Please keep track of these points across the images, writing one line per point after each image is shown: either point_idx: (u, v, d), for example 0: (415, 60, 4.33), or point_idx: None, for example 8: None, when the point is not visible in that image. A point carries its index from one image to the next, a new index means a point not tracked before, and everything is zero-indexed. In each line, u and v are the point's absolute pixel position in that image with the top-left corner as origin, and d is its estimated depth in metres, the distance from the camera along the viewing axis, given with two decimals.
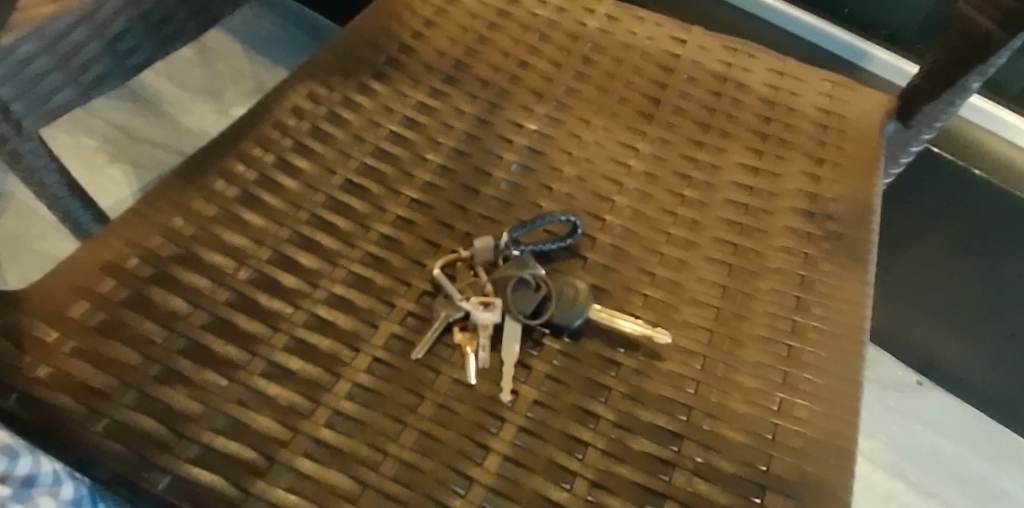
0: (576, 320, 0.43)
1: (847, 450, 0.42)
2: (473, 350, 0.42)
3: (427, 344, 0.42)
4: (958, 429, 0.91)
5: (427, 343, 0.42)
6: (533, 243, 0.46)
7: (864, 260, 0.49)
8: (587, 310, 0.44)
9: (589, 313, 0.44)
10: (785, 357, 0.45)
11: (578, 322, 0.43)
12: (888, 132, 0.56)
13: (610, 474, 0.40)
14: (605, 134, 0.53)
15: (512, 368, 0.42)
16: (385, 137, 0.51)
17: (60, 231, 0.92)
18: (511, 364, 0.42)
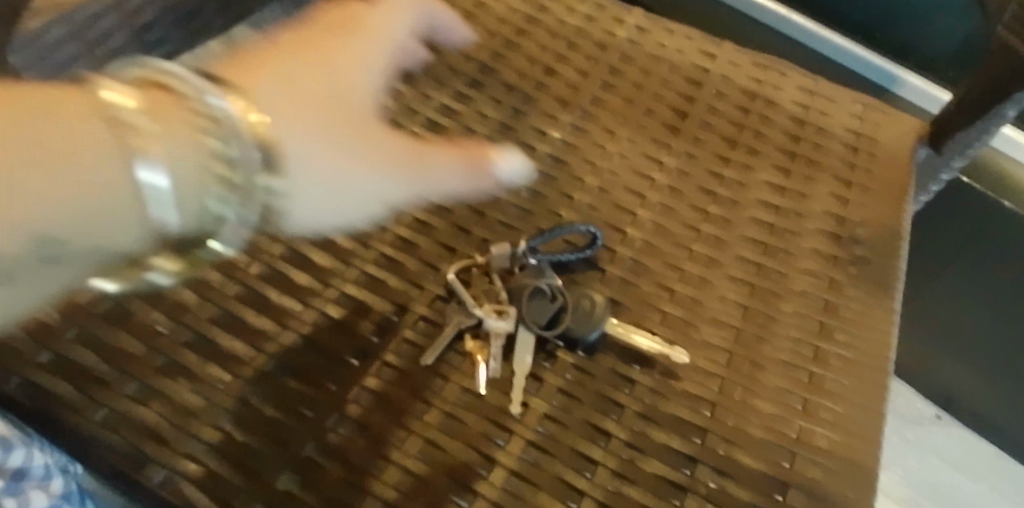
0: (587, 335, 0.42)
1: (867, 483, 0.40)
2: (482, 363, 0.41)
3: (435, 354, 0.41)
4: (975, 466, 0.88)
5: (436, 355, 0.41)
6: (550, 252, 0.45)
7: (891, 288, 0.47)
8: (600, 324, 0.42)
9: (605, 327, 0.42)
10: (807, 383, 0.43)
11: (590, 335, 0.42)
12: (919, 157, 0.55)
13: (619, 495, 0.38)
14: (630, 145, 0.52)
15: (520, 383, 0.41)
16: (406, 137, 0.50)
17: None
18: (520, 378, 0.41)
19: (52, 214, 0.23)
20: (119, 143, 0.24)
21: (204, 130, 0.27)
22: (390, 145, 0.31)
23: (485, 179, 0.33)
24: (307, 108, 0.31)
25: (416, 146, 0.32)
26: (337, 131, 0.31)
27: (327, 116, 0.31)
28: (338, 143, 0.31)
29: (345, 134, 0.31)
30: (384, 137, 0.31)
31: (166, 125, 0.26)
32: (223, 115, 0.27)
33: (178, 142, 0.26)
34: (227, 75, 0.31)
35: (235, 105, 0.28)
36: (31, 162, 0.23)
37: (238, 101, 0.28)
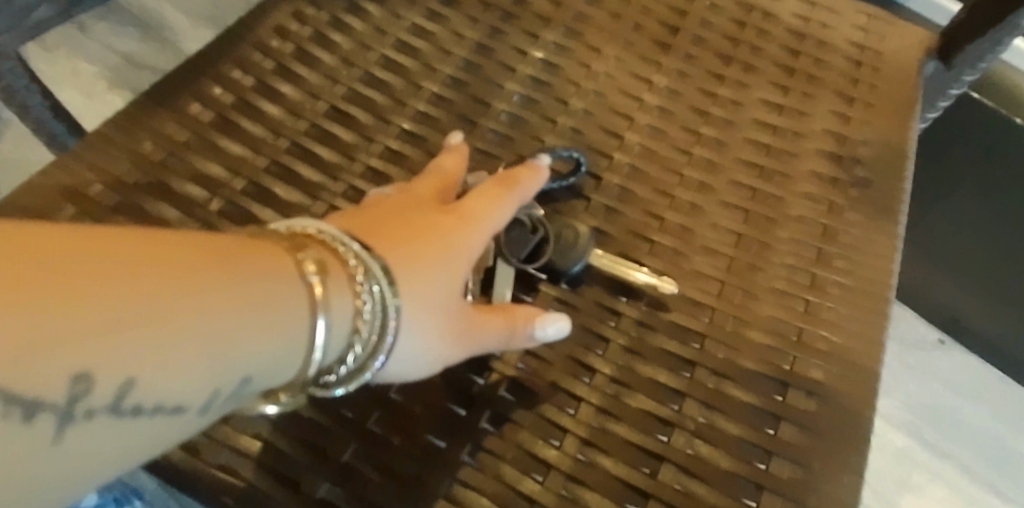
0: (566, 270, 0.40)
1: (863, 415, 0.39)
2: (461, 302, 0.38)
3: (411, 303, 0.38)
4: (979, 391, 0.84)
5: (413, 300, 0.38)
6: None
7: (894, 210, 0.45)
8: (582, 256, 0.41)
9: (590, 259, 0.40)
10: (802, 312, 0.41)
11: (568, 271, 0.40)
12: (927, 72, 0.51)
13: (603, 432, 0.37)
14: (617, 64, 0.49)
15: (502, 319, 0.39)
16: (376, 61, 0.47)
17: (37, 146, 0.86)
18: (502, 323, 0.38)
19: (157, 390, 0.22)
20: (244, 295, 0.24)
21: (319, 313, 0.27)
22: (474, 324, 0.34)
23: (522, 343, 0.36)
24: (432, 278, 0.32)
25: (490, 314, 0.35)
26: (435, 317, 0.32)
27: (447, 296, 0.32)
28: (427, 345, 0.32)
29: (430, 320, 0.32)
30: (462, 313, 0.33)
31: (278, 277, 0.26)
32: (358, 311, 0.29)
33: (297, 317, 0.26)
34: (391, 263, 0.30)
35: (360, 314, 0.29)
36: (180, 322, 0.22)
37: (373, 308, 0.29)
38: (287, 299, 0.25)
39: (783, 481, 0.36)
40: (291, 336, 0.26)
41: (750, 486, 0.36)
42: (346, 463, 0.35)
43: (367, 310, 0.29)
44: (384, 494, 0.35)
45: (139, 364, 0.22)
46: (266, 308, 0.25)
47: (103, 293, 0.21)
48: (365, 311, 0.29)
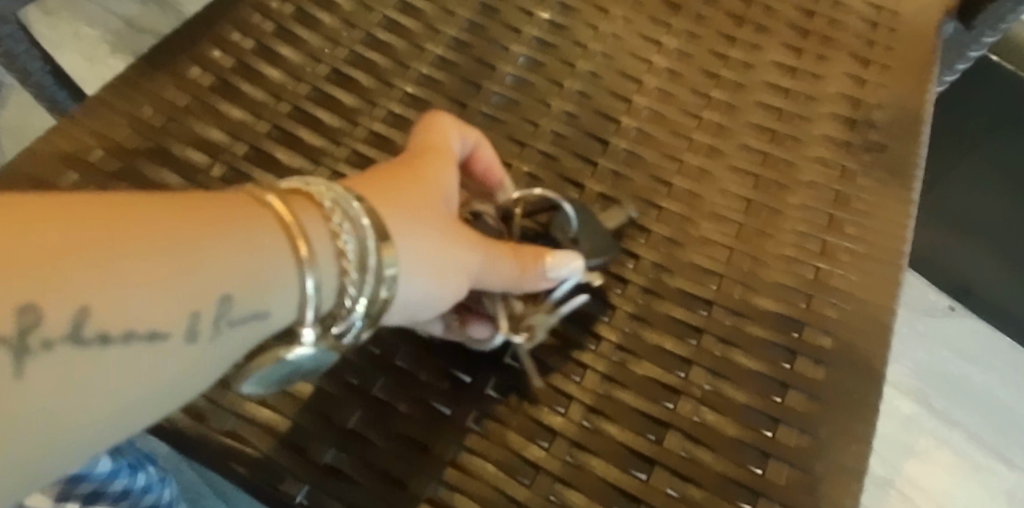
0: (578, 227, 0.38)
1: (871, 383, 0.38)
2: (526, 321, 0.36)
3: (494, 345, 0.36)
4: (987, 356, 0.83)
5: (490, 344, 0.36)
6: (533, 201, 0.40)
7: (908, 175, 0.44)
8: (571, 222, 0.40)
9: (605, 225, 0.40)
10: (811, 279, 0.40)
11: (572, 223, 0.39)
12: (946, 33, 0.50)
13: (610, 399, 0.37)
14: (625, 25, 0.47)
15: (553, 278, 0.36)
16: (378, 23, 0.46)
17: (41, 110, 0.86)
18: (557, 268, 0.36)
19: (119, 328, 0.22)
20: (207, 241, 0.23)
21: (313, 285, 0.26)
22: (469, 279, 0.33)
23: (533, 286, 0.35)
24: (427, 239, 0.31)
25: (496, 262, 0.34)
26: (428, 279, 0.31)
27: (440, 255, 0.31)
28: (418, 302, 0.31)
29: (420, 283, 0.31)
30: (461, 270, 0.32)
31: (249, 229, 0.24)
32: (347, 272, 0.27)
33: (277, 279, 0.25)
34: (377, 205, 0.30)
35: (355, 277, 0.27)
36: (136, 265, 0.22)
37: (371, 264, 0.27)
38: (262, 253, 0.24)
39: (790, 449, 0.36)
40: (271, 287, 0.25)
41: (756, 454, 0.36)
42: (351, 428, 0.35)
43: (364, 268, 0.27)
44: (389, 458, 0.34)
45: (94, 305, 0.21)
46: (239, 257, 0.24)
47: (55, 240, 0.21)
48: (354, 271, 0.27)
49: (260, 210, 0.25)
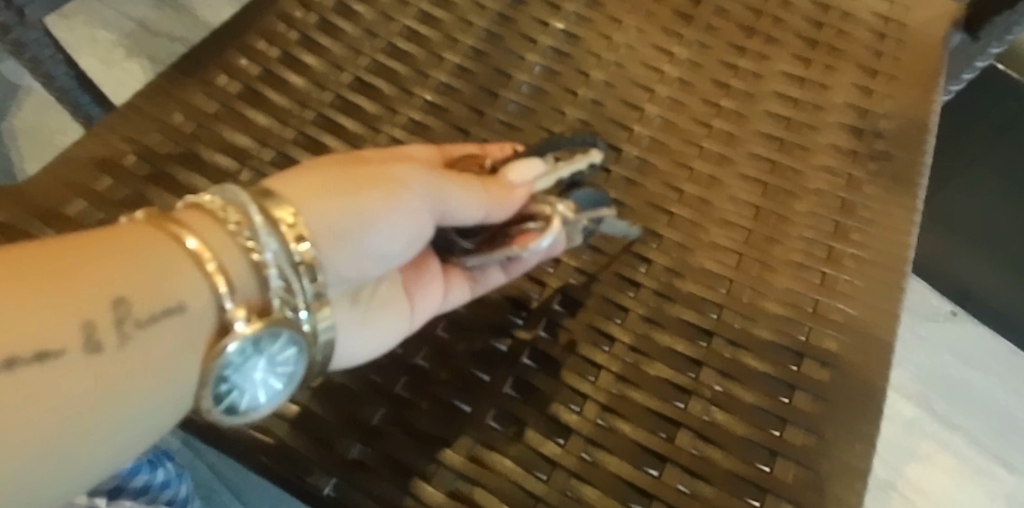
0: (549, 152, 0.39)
1: (876, 385, 0.39)
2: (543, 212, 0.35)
3: (540, 244, 0.34)
4: (989, 361, 0.84)
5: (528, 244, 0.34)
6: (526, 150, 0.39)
7: (912, 184, 0.45)
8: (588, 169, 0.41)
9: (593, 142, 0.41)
10: (818, 284, 0.42)
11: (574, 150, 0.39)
12: (952, 44, 0.51)
13: (623, 398, 0.38)
14: (638, 35, 0.49)
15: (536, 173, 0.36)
16: (398, 32, 0.47)
17: (59, 112, 0.87)
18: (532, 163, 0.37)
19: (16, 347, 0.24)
20: (90, 261, 0.26)
21: (221, 293, 0.28)
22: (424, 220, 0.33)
23: (519, 204, 0.35)
24: (344, 205, 0.31)
25: (444, 190, 0.33)
26: (367, 240, 0.32)
27: (367, 216, 0.31)
28: (373, 261, 0.33)
29: (364, 244, 0.32)
30: (407, 219, 0.32)
31: (138, 248, 0.27)
32: (277, 263, 0.29)
33: (189, 295, 0.27)
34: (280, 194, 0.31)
35: (279, 275, 0.29)
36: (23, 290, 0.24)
37: (292, 252, 0.29)
38: (173, 276, 0.27)
39: (797, 447, 0.37)
40: (170, 293, 0.27)
41: (764, 452, 0.37)
42: (375, 424, 0.36)
43: (292, 257, 0.29)
44: (411, 453, 0.36)
45: None
46: (135, 278, 0.26)
47: None
48: (279, 263, 0.29)
49: (161, 234, 0.28)
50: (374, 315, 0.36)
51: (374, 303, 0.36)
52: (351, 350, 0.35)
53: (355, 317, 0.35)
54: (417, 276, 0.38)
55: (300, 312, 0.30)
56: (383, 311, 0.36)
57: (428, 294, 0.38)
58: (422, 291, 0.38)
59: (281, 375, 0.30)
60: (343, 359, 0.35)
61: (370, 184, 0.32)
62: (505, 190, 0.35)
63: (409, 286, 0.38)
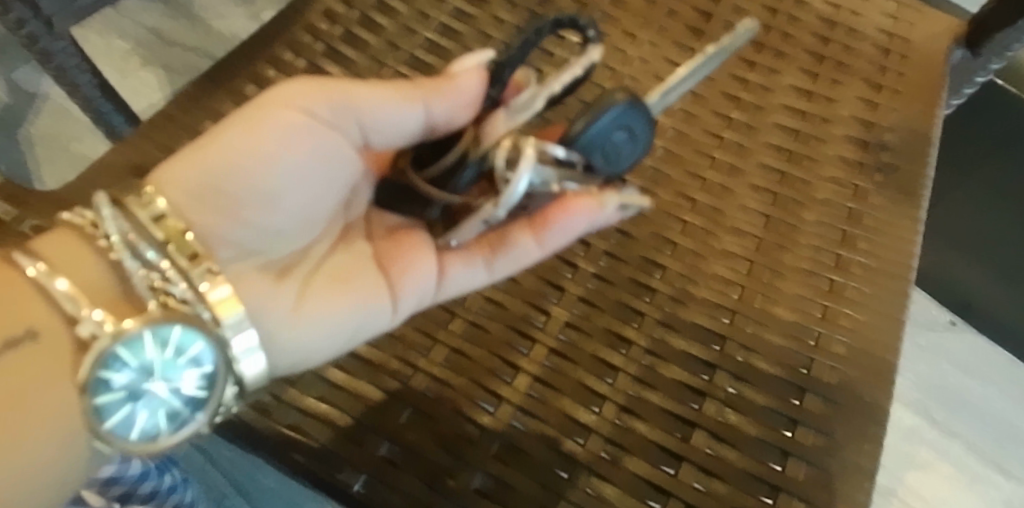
0: (511, 94, 0.36)
1: (883, 389, 0.41)
2: (504, 174, 0.31)
3: (516, 189, 0.30)
4: (988, 370, 0.86)
5: (500, 203, 0.31)
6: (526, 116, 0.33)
7: (917, 195, 0.47)
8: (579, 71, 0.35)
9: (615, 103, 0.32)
10: (826, 291, 0.43)
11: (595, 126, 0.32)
12: (955, 59, 0.53)
13: (640, 399, 0.39)
14: (651, 49, 0.50)
15: (500, 127, 0.33)
16: (420, 45, 0.49)
17: (76, 120, 0.89)
18: (496, 115, 0.33)
19: None
20: None
21: (69, 314, 0.29)
22: (331, 133, 0.36)
23: (463, 94, 0.34)
24: (229, 145, 0.34)
25: (338, 99, 0.35)
26: (270, 168, 0.34)
27: (258, 147, 0.34)
28: (282, 192, 0.35)
29: (266, 174, 0.34)
30: (304, 141, 0.35)
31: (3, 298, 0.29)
32: (144, 271, 0.29)
33: (42, 325, 0.29)
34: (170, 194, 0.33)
35: (150, 288, 0.29)
36: None
37: (163, 266, 0.29)
38: (26, 311, 0.29)
39: (807, 447, 0.39)
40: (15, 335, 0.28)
41: (776, 452, 0.38)
42: (403, 422, 0.38)
43: (163, 273, 0.29)
44: (438, 450, 0.37)
45: None
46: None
47: None
48: (160, 274, 0.29)
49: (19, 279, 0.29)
50: (312, 291, 0.36)
51: (319, 276, 0.37)
52: (294, 344, 0.35)
53: (293, 295, 0.35)
54: (403, 256, 0.38)
55: (200, 311, 0.30)
56: (335, 286, 0.37)
57: (422, 273, 0.38)
58: (411, 273, 0.38)
59: (182, 392, 0.30)
60: (288, 350, 0.35)
61: (259, 118, 0.34)
62: (441, 81, 0.35)
63: (378, 260, 0.38)
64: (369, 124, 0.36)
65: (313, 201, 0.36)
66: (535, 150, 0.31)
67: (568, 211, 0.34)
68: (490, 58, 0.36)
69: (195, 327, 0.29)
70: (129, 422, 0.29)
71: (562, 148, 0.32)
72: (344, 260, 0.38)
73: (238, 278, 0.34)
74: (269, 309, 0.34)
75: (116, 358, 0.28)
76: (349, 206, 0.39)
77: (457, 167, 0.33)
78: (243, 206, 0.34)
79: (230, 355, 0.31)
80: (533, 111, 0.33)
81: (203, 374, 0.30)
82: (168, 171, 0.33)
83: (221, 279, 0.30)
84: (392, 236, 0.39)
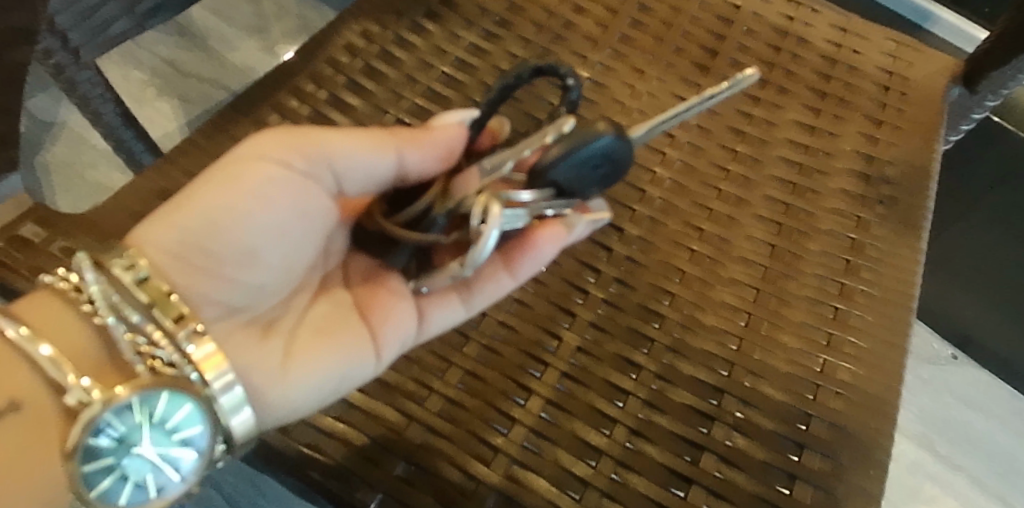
0: (488, 138, 0.38)
1: (888, 415, 0.42)
2: (475, 228, 0.30)
3: (486, 244, 0.29)
4: (990, 404, 0.86)
5: (470, 257, 0.30)
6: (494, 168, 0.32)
7: (918, 227, 0.48)
8: (556, 116, 0.35)
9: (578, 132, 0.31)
10: (831, 319, 0.44)
11: (564, 163, 0.30)
12: (951, 97, 0.54)
13: (650, 423, 0.40)
14: (659, 85, 0.52)
15: (472, 185, 0.32)
16: (437, 78, 0.51)
17: (93, 148, 0.90)
18: (469, 172, 0.32)
19: None
20: None
21: (55, 381, 0.30)
22: (308, 183, 0.36)
23: (437, 142, 0.36)
24: (204, 206, 0.34)
25: (316, 149, 0.36)
26: (248, 225, 0.35)
27: (235, 206, 0.34)
28: (263, 247, 0.35)
29: (246, 232, 0.35)
30: (282, 194, 0.35)
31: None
32: (129, 335, 0.31)
33: (24, 396, 0.30)
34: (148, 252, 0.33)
35: (137, 352, 0.31)
36: None
37: (150, 330, 0.31)
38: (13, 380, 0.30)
39: (814, 472, 0.39)
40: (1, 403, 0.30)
41: (783, 475, 0.39)
42: (418, 442, 0.39)
43: (149, 337, 0.31)
44: (452, 469, 0.38)
45: None
46: None
47: None
48: (145, 338, 0.31)
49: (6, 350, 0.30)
50: (299, 346, 0.36)
51: (301, 330, 0.37)
52: (282, 398, 0.35)
53: (279, 352, 0.36)
54: (381, 303, 0.39)
55: (187, 372, 0.31)
56: (320, 340, 0.37)
57: (400, 321, 0.39)
58: (392, 320, 0.39)
59: (170, 455, 0.31)
60: (278, 408, 0.35)
61: (234, 175, 0.34)
62: (419, 132, 0.36)
63: (358, 308, 0.39)
64: (344, 171, 0.37)
65: (294, 253, 0.37)
66: (500, 201, 0.30)
67: (536, 243, 0.36)
68: (473, 117, 0.37)
69: (181, 389, 0.30)
70: (118, 488, 0.30)
71: (528, 194, 0.31)
72: (325, 312, 0.39)
73: (225, 335, 0.35)
74: (254, 368, 0.35)
75: (105, 425, 0.29)
76: (328, 254, 0.40)
77: (426, 218, 0.33)
78: (223, 262, 0.35)
79: (218, 415, 0.31)
80: (504, 172, 0.31)
81: (189, 437, 0.31)
82: (147, 233, 0.33)
83: (205, 338, 0.31)
84: (368, 284, 0.40)
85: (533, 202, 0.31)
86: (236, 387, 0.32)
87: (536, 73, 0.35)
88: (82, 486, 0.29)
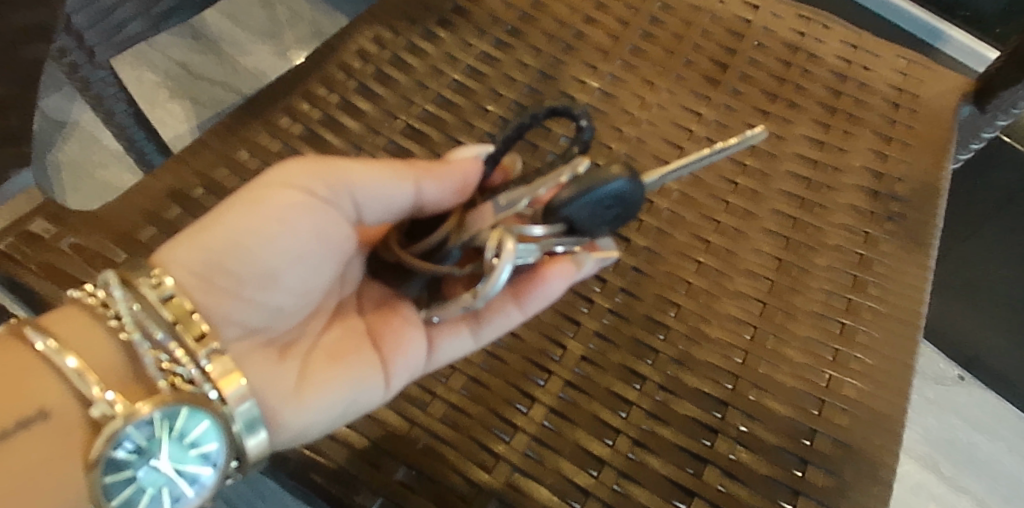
0: (500, 176, 0.37)
1: (894, 433, 0.41)
2: (489, 262, 0.30)
3: (498, 279, 0.30)
4: (996, 426, 0.86)
5: (481, 290, 0.31)
6: (509, 201, 0.32)
7: (926, 245, 0.48)
8: (568, 156, 0.34)
9: (590, 172, 0.30)
10: (838, 334, 0.44)
11: (574, 202, 0.30)
12: (962, 115, 0.54)
13: (653, 434, 0.40)
14: (669, 97, 0.52)
15: (486, 220, 0.32)
16: (447, 85, 0.51)
17: (103, 148, 0.91)
18: (484, 206, 0.33)
19: None
20: None
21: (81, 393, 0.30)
22: (328, 210, 0.36)
23: (456, 173, 0.36)
24: (229, 228, 0.34)
25: (337, 177, 0.36)
26: (269, 250, 0.35)
27: (258, 230, 0.35)
28: (283, 272, 0.35)
29: (267, 257, 0.35)
30: (303, 221, 0.35)
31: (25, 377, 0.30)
32: (153, 352, 0.31)
33: (53, 405, 0.30)
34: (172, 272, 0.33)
35: (159, 368, 0.31)
36: None
37: (173, 348, 0.31)
38: (38, 385, 0.30)
39: (817, 487, 0.39)
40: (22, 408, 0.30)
41: (786, 490, 0.39)
42: (420, 448, 0.39)
43: (172, 355, 0.31)
44: (454, 476, 0.38)
45: None
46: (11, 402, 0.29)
47: None
48: (167, 355, 0.31)
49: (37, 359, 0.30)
50: (311, 371, 0.36)
51: (316, 356, 0.37)
52: (295, 422, 0.35)
53: (294, 376, 0.36)
54: (393, 330, 0.39)
55: (206, 390, 0.31)
56: (332, 365, 0.37)
57: (411, 348, 0.38)
58: (403, 348, 0.38)
59: (186, 471, 0.31)
60: (290, 430, 0.35)
61: (259, 200, 0.35)
62: (437, 164, 0.36)
63: (371, 335, 0.39)
64: (364, 199, 0.37)
65: (313, 279, 0.37)
66: (510, 236, 0.30)
67: (546, 279, 0.36)
68: (489, 152, 0.37)
69: (201, 405, 0.30)
70: (134, 499, 0.30)
71: (541, 230, 0.31)
72: (339, 337, 0.38)
73: (240, 356, 0.35)
74: (268, 388, 0.35)
75: (125, 438, 0.29)
76: (343, 281, 0.40)
77: (441, 251, 0.33)
78: (242, 284, 0.35)
79: (234, 433, 0.32)
80: (518, 208, 0.31)
81: (205, 453, 0.31)
82: (171, 253, 0.34)
83: (225, 356, 0.32)
84: (381, 310, 0.39)
85: (544, 238, 0.31)
86: (252, 411, 0.32)
87: (551, 113, 0.34)
88: (100, 497, 0.30)
